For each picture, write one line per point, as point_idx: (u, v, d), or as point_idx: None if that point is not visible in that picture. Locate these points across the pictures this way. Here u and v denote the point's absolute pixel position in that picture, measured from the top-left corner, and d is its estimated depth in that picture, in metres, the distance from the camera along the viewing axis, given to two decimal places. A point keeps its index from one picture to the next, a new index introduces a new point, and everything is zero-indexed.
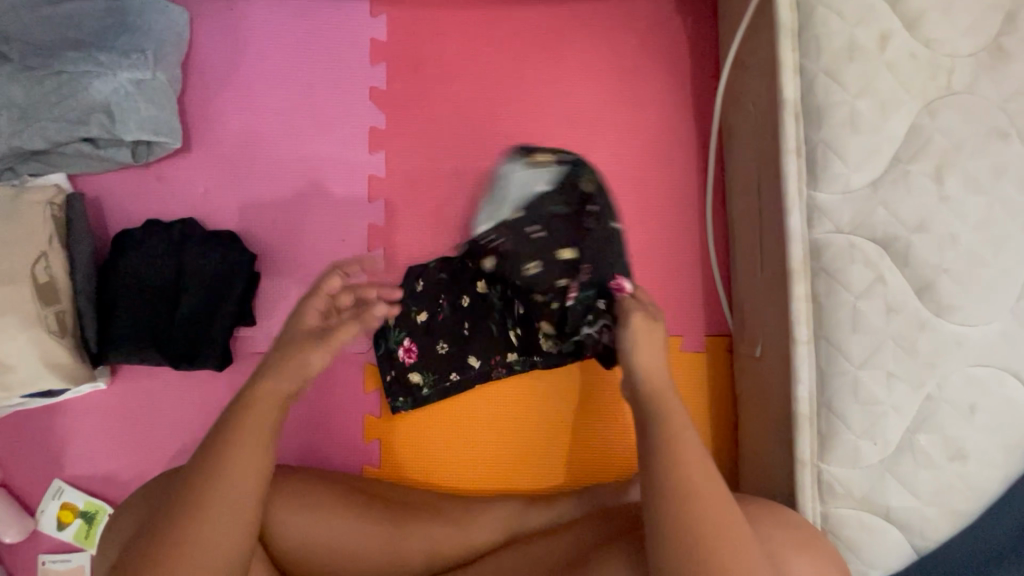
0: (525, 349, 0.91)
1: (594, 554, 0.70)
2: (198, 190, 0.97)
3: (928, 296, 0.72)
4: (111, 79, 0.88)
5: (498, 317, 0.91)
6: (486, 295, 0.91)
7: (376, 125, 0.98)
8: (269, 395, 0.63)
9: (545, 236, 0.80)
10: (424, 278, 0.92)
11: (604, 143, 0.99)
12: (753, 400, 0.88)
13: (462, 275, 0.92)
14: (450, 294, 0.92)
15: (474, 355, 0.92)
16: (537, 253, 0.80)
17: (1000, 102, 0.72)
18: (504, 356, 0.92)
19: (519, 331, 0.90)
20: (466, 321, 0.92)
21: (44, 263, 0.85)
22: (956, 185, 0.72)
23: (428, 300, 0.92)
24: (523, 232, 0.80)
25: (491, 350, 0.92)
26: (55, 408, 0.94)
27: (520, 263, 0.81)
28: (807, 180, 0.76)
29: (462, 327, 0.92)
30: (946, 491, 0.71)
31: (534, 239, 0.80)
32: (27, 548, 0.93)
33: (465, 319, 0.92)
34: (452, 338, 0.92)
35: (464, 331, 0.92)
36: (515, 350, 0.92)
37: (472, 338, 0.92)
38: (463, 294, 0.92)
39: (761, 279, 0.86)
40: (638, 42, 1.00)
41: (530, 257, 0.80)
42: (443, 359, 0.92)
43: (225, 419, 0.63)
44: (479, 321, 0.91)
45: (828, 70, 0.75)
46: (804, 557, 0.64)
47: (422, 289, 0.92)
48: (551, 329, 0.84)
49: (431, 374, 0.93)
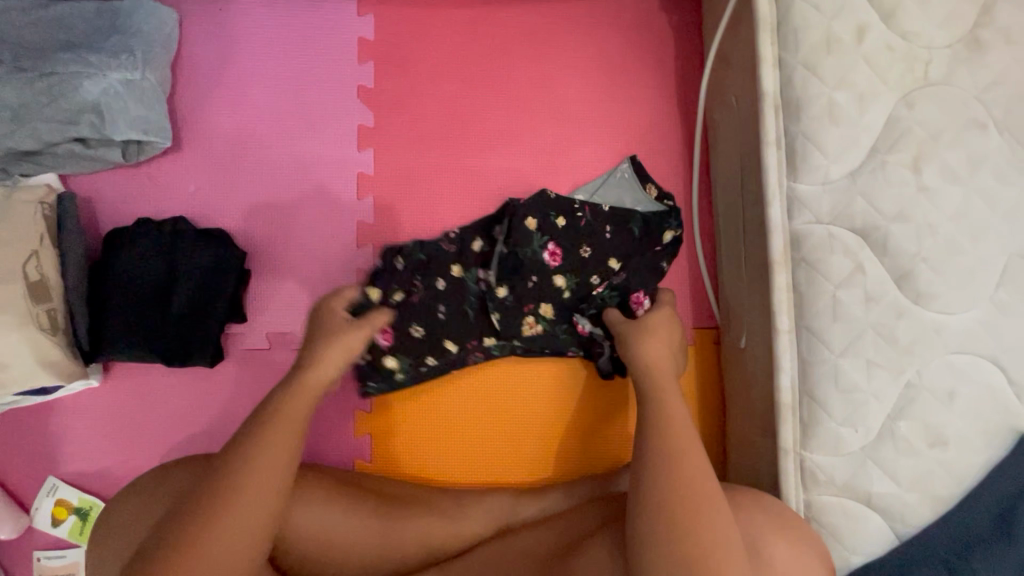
0: (505, 335, 0.90)
1: (583, 540, 0.71)
2: (189, 189, 0.98)
3: (907, 285, 0.73)
4: (101, 80, 0.89)
5: (477, 301, 0.89)
6: (462, 279, 0.89)
7: (365, 123, 0.99)
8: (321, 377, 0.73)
9: (609, 236, 0.90)
10: (403, 254, 0.88)
11: (591, 138, 0.99)
12: (739, 390, 0.89)
13: (438, 258, 0.89)
14: (426, 275, 0.88)
15: (450, 339, 0.90)
16: (580, 243, 0.89)
17: (976, 93, 0.73)
18: (482, 341, 0.91)
19: (500, 316, 0.89)
20: (442, 304, 0.88)
21: (35, 262, 0.86)
22: (934, 174, 0.73)
23: (402, 280, 0.88)
24: (592, 225, 0.89)
25: (467, 336, 0.90)
26: (48, 406, 0.95)
27: (542, 262, 0.88)
28: (787, 172, 0.77)
29: (438, 310, 0.88)
30: (926, 476, 0.72)
31: (588, 230, 0.89)
32: (21, 545, 0.94)
33: (442, 305, 0.88)
34: (429, 322, 0.89)
35: (438, 314, 0.89)
36: (493, 334, 0.91)
37: (447, 324, 0.89)
38: (439, 275, 0.88)
39: (744, 271, 0.87)
40: (623, 38, 1.01)
41: (573, 242, 0.89)
42: (417, 343, 0.89)
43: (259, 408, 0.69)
44: (456, 304, 0.89)
45: (806, 63, 0.76)
46: (786, 543, 0.65)
47: (400, 266, 0.88)
48: (550, 312, 0.90)
49: (404, 359, 0.90)
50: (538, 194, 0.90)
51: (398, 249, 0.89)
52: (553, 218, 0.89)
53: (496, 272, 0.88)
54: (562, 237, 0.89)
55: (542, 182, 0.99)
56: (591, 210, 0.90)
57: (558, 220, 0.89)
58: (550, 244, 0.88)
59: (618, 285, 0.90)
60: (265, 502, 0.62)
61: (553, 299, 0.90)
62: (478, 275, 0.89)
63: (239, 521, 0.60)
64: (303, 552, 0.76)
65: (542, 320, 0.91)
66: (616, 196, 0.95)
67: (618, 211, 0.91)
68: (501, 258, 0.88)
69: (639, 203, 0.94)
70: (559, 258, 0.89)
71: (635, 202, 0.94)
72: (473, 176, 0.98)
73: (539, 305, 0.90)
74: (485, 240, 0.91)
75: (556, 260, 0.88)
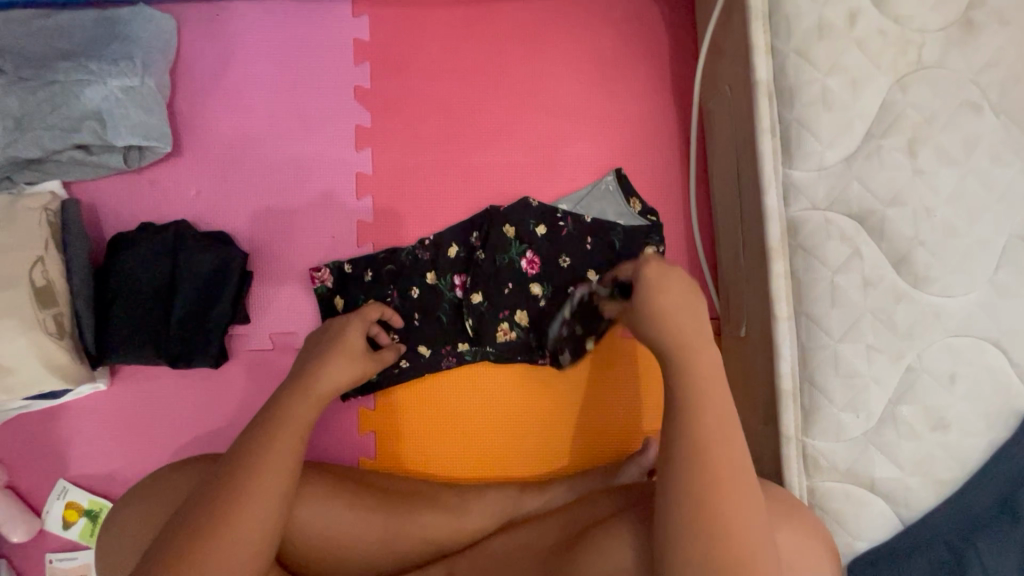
0: (478, 339, 0.95)
1: (585, 534, 0.71)
2: (191, 193, 0.99)
3: (905, 269, 0.73)
4: (102, 87, 0.91)
5: (450, 308, 0.95)
6: (435, 286, 0.95)
7: (362, 123, 1.00)
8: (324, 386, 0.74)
9: (589, 247, 0.94)
10: (374, 267, 0.96)
11: (587, 132, 1.00)
12: (739, 379, 0.90)
13: (412, 267, 0.95)
14: (400, 283, 0.95)
15: (423, 344, 0.95)
16: (559, 252, 0.94)
17: (971, 75, 0.73)
18: (455, 346, 0.95)
19: (473, 321, 0.94)
20: (415, 312, 0.95)
21: (41, 266, 0.87)
22: (928, 157, 0.73)
23: (375, 289, 0.95)
24: (572, 235, 0.94)
25: (440, 340, 0.95)
26: (57, 410, 0.96)
27: (518, 270, 0.94)
28: (782, 158, 0.77)
29: (412, 318, 0.95)
30: (929, 460, 0.72)
31: (569, 240, 0.94)
32: (33, 548, 0.95)
33: (414, 311, 0.95)
34: (402, 329, 0.95)
35: (413, 321, 0.95)
36: (466, 340, 0.95)
37: (422, 329, 0.95)
38: (413, 283, 0.95)
39: (742, 260, 0.87)
40: (617, 32, 1.01)
41: (548, 248, 0.94)
42: None
43: (275, 399, 0.71)
44: (428, 310, 0.95)
45: (798, 50, 0.75)
46: (787, 528, 0.65)
47: (371, 279, 0.95)
48: (525, 318, 0.94)
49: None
50: (522, 201, 0.96)
51: (371, 261, 0.96)
52: (534, 226, 0.95)
53: (469, 278, 0.94)
54: (541, 244, 0.94)
55: (540, 176, 0.99)
56: (573, 221, 0.95)
57: (538, 228, 0.95)
58: (528, 253, 0.94)
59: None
60: (278, 485, 0.64)
61: (527, 306, 0.94)
62: (453, 281, 0.95)
63: (245, 523, 0.60)
64: (311, 549, 0.76)
65: (517, 327, 0.94)
66: (601, 208, 0.97)
67: (600, 223, 0.95)
68: (476, 267, 0.94)
69: (620, 216, 0.96)
70: (532, 266, 0.94)
71: (620, 216, 0.96)
72: (470, 173, 0.99)
73: (513, 312, 0.94)
74: (461, 247, 0.96)
75: (531, 266, 0.94)
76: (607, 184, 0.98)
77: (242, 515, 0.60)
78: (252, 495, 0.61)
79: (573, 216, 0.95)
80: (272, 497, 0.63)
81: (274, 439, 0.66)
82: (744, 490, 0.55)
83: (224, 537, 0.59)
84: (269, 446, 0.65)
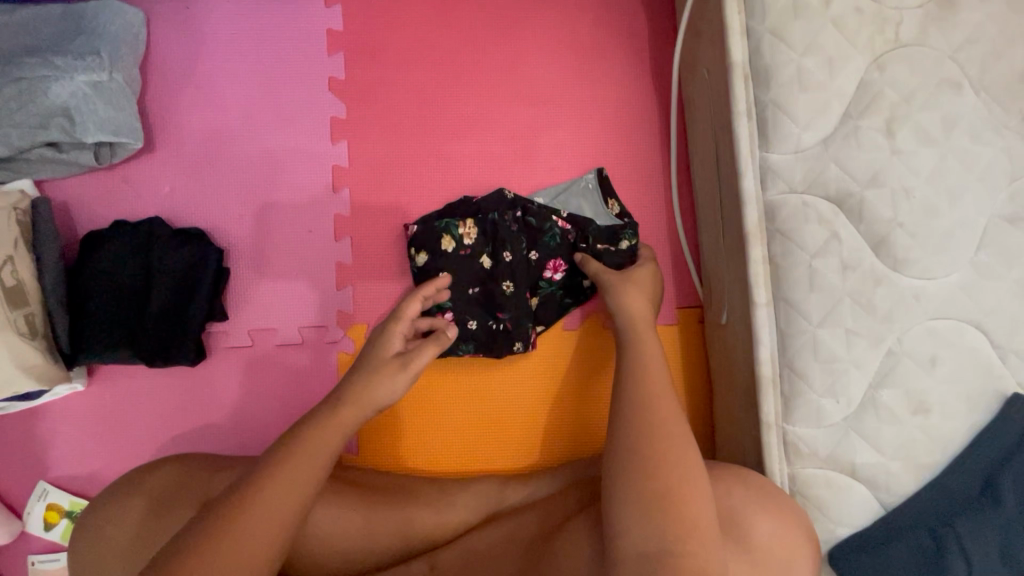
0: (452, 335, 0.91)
1: (562, 529, 0.70)
2: (164, 189, 0.97)
3: (884, 251, 0.72)
4: (70, 83, 0.89)
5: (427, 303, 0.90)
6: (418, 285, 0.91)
7: (337, 116, 0.98)
8: (373, 376, 0.71)
9: (558, 237, 0.90)
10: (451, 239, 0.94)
11: (566, 120, 0.98)
12: (722, 367, 0.88)
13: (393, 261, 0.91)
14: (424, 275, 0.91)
15: None
16: (529, 249, 0.90)
17: (950, 52, 0.72)
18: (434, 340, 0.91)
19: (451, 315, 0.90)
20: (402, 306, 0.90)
21: (11, 268, 0.85)
22: (907, 137, 0.71)
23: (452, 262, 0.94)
24: (545, 226, 0.90)
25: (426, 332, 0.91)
26: (34, 412, 0.95)
27: (493, 265, 0.89)
28: (759, 142, 0.75)
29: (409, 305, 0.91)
30: (911, 444, 0.72)
31: (539, 232, 0.90)
32: (15, 550, 0.95)
33: None
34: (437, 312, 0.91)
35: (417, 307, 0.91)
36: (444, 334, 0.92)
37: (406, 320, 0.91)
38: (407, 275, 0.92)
39: (723, 246, 0.86)
40: (593, 18, 1.00)
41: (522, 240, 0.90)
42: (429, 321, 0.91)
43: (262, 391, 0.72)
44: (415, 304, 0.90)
45: (773, 29, 0.74)
46: (769, 519, 0.63)
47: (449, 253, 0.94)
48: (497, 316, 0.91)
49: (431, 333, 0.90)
50: (498, 193, 0.92)
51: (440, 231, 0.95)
52: (506, 215, 0.90)
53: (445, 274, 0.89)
54: (513, 236, 0.90)
55: (519, 166, 0.98)
56: (551, 212, 0.90)
57: (512, 218, 0.90)
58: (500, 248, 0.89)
59: (549, 292, 0.92)
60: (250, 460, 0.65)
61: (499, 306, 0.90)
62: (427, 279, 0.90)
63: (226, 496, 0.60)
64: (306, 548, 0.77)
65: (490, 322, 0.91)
66: (578, 205, 0.95)
67: (576, 218, 0.90)
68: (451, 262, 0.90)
69: (597, 215, 0.94)
70: (504, 261, 0.89)
71: (595, 214, 0.94)
72: (447, 163, 0.98)
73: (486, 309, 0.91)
74: None
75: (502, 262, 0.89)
76: (589, 177, 0.96)
77: (242, 533, 0.55)
78: (256, 509, 0.57)
79: (546, 209, 0.90)
80: (281, 510, 0.58)
81: (303, 452, 0.62)
82: (675, 459, 0.60)
83: (218, 556, 0.54)
84: (296, 462, 0.61)
